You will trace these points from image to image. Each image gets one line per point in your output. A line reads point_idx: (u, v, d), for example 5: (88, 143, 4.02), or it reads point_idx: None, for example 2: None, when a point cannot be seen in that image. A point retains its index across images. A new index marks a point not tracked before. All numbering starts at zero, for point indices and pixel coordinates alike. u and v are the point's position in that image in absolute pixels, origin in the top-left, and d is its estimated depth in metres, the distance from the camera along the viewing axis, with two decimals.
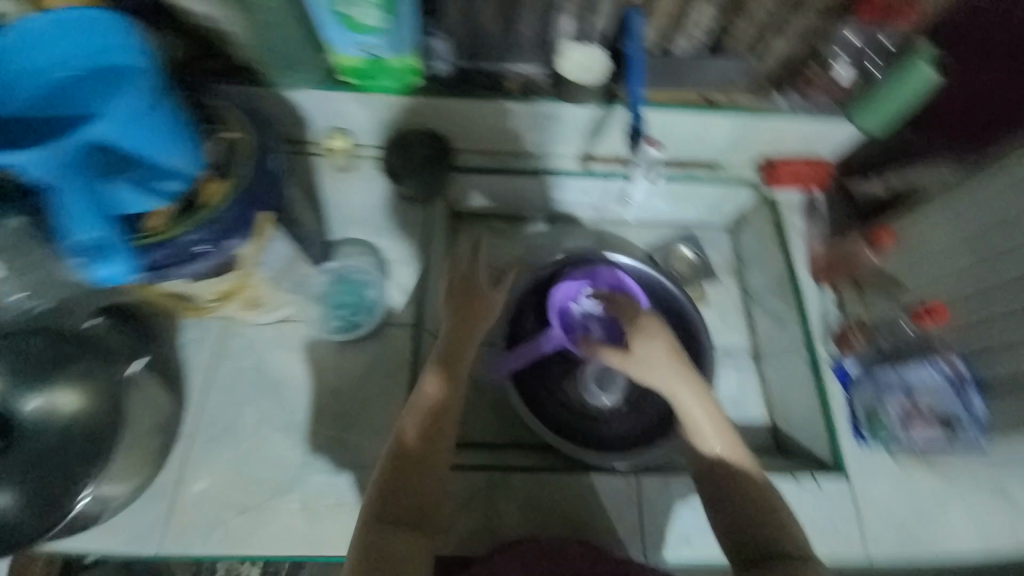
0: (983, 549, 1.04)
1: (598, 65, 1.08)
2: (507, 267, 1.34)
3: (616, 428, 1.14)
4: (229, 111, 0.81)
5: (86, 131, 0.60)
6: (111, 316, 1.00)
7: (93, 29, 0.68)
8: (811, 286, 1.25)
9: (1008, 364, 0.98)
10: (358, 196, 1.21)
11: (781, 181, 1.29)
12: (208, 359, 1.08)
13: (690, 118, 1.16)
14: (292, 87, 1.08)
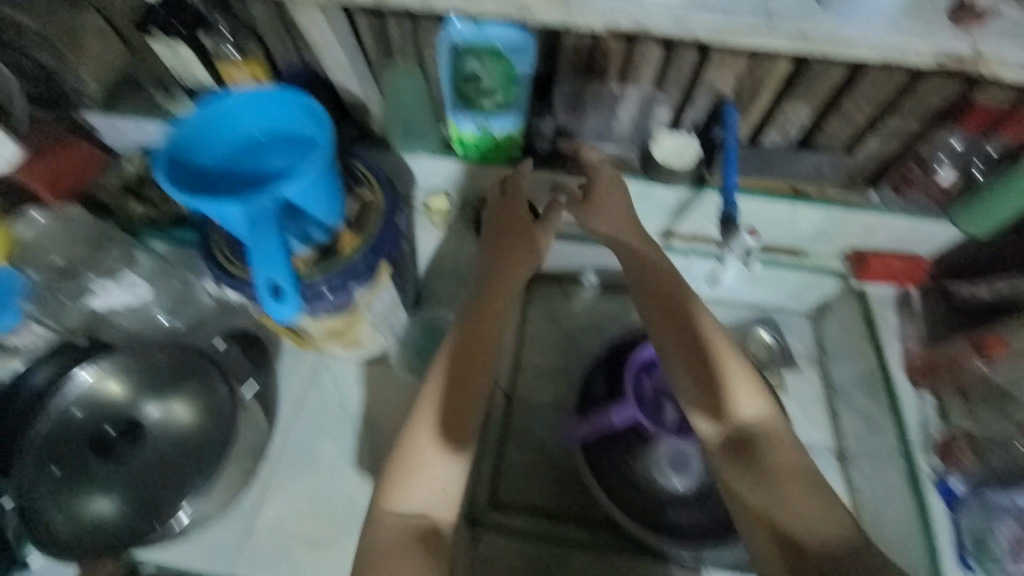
0: None
1: (690, 151, 1.16)
2: (579, 330, 1.35)
3: (678, 519, 1.07)
4: (361, 169, 0.92)
5: (282, 190, 0.71)
6: (235, 339, 1.13)
7: (285, 102, 0.78)
8: (907, 388, 1.20)
9: None
10: (450, 250, 1.31)
11: (869, 274, 1.26)
12: (298, 389, 1.15)
13: (776, 206, 1.19)
14: (408, 151, 1.20)
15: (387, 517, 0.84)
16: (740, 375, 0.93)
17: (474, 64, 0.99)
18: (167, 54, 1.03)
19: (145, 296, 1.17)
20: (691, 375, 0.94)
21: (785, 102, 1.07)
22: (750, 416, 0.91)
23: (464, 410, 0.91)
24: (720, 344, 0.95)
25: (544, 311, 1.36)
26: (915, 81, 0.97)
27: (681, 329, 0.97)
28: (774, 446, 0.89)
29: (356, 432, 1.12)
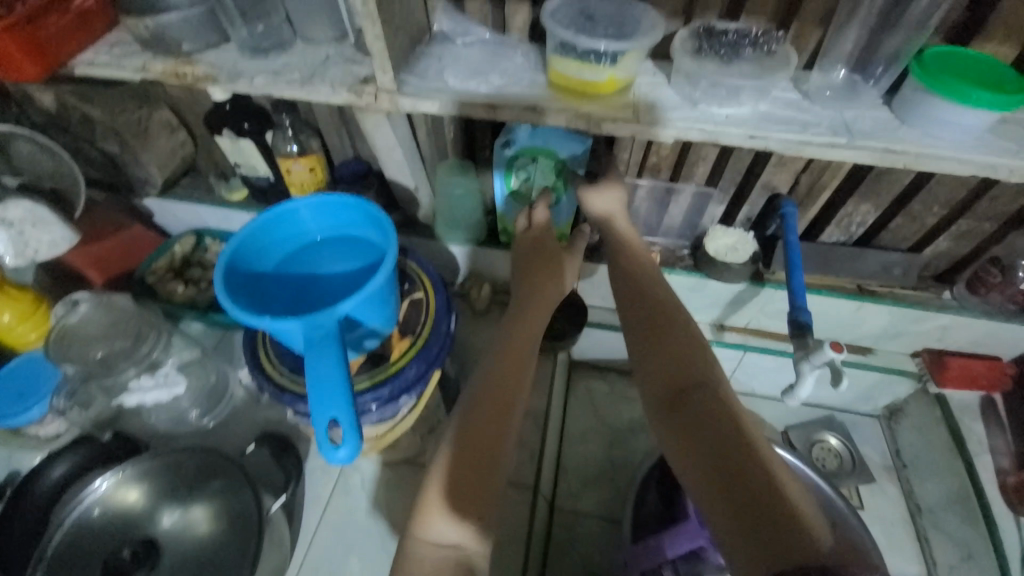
0: None
1: (746, 245, 1.10)
2: (627, 428, 1.25)
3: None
4: (416, 271, 0.93)
5: (341, 309, 0.67)
6: (265, 441, 1.04)
7: (350, 209, 0.79)
8: (1006, 516, 1.07)
9: None
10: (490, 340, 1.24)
11: (952, 379, 1.14)
12: (326, 493, 1.07)
13: (840, 303, 1.12)
14: (456, 241, 1.20)
15: (423, 548, 0.65)
16: (671, 322, 0.80)
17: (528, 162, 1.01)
18: (231, 147, 1.06)
19: (179, 391, 1.10)
20: (643, 342, 0.79)
21: (847, 202, 1.03)
22: (686, 360, 0.74)
23: (491, 414, 0.74)
24: (655, 300, 0.84)
25: (588, 406, 1.28)
26: (989, 185, 0.93)
27: (626, 297, 0.87)
28: (711, 398, 0.68)
29: (386, 548, 1.01)
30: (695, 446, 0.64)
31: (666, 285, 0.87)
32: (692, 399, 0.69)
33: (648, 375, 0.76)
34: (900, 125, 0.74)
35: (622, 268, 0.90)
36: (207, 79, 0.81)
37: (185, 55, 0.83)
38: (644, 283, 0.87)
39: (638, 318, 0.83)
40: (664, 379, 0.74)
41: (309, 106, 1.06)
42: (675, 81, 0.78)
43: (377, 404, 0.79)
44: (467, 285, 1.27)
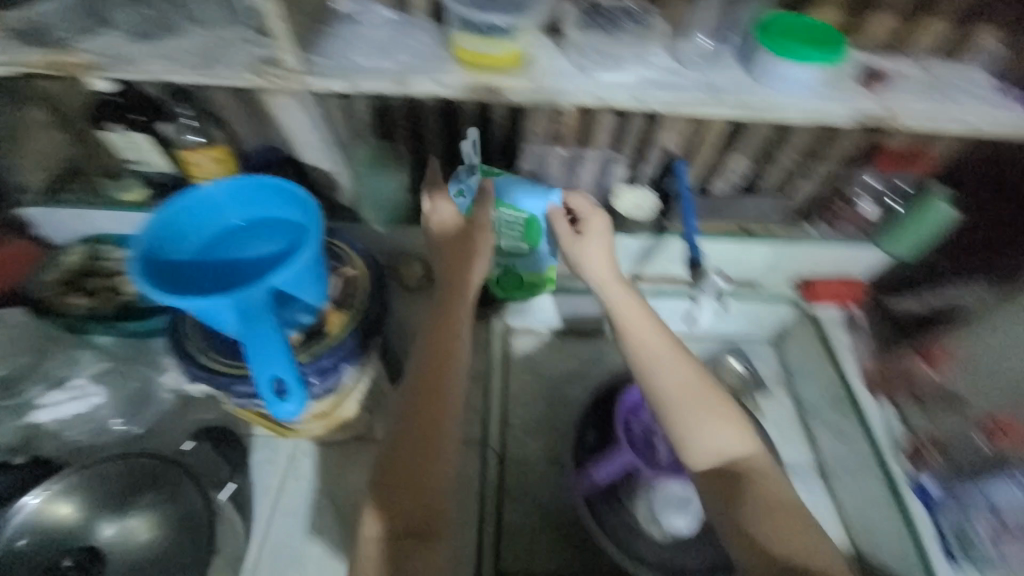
0: None
1: (647, 201, 1.23)
2: (564, 380, 1.35)
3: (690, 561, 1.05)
4: (345, 248, 0.95)
5: (274, 280, 0.70)
6: (203, 440, 1.02)
7: (270, 190, 0.80)
8: (871, 402, 1.26)
9: None
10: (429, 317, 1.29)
11: (820, 294, 1.37)
12: (277, 482, 1.07)
13: (729, 245, 1.30)
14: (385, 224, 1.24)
15: (371, 530, 0.85)
16: (691, 409, 0.93)
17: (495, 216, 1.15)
18: (123, 142, 1.02)
19: (97, 401, 1.09)
20: (705, 408, 0.93)
21: (728, 154, 1.18)
22: (727, 453, 0.91)
23: (416, 457, 0.88)
24: (675, 387, 0.94)
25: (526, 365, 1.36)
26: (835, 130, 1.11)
27: (644, 382, 0.96)
28: (729, 474, 0.90)
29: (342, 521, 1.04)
30: (777, 533, 0.84)
31: (683, 361, 0.97)
32: (715, 481, 0.90)
33: (730, 474, 0.90)
34: (756, 84, 0.87)
35: (634, 341, 0.98)
36: (91, 68, 0.78)
37: (61, 43, 0.78)
38: (657, 364, 0.96)
39: (661, 406, 0.94)
40: (711, 474, 0.91)
41: (208, 94, 1.02)
42: (569, 53, 0.87)
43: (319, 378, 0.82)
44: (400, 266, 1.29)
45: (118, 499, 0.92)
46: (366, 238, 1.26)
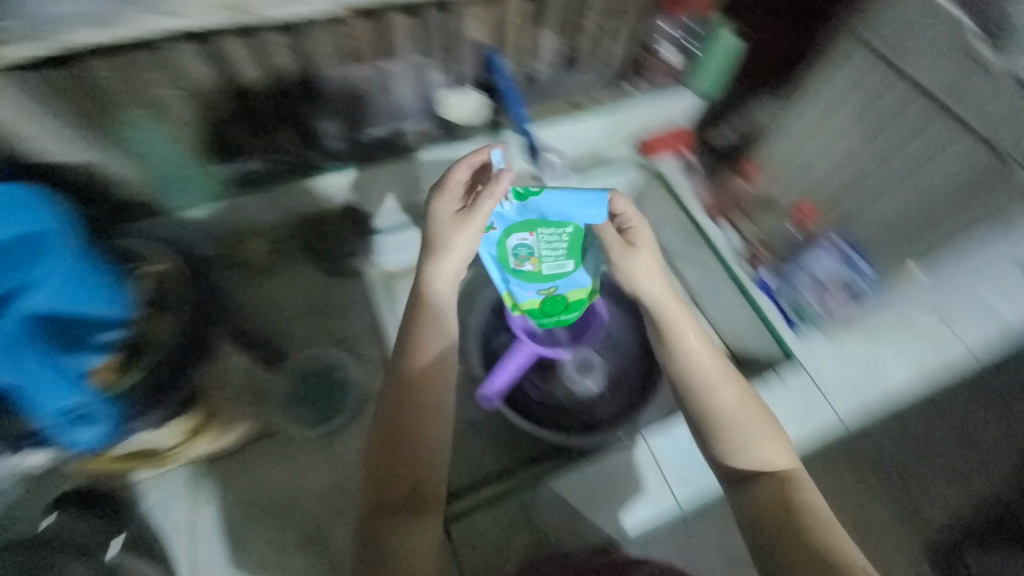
0: (917, 374, 1.15)
1: (474, 101, 1.16)
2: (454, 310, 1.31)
3: (613, 406, 1.15)
4: (144, 249, 0.98)
5: (23, 305, 0.72)
6: (65, 505, 0.91)
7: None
8: (712, 226, 1.29)
9: (873, 223, 1.10)
10: (281, 297, 1.20)
11: (655, 148, 1.36)
12: (185, 514, 1.01)
13: (562, 125, 1.28)
14: (190, 210, 1.07)
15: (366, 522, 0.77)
16: (744, 434, 0.83)
17: (527, 236, 0.89)
18: None
19: None
20: (754, 420, 0.84)
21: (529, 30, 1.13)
22: (769, 475, 0.81)
23: (420, 449, 0.79)
24: (735, 411, 0.84)
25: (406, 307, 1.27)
26: None
27: (694, 400, 0.86)
28: (776, 503, 0.78)
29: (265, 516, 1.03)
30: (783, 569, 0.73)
31: (742, 388, 0.86)
32: (759, 505, 0.79)
33: (759, 495, 0.80)
34: None
35: (683, 364, 0.88)
36: None
37: None
38: (706, 384, 0.85)
39: (706, 423, 0.84)
40: (750, 491, 0.81)
41: None
42: None
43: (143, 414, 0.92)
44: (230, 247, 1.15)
45: None
46: (191, 234, 1.10)
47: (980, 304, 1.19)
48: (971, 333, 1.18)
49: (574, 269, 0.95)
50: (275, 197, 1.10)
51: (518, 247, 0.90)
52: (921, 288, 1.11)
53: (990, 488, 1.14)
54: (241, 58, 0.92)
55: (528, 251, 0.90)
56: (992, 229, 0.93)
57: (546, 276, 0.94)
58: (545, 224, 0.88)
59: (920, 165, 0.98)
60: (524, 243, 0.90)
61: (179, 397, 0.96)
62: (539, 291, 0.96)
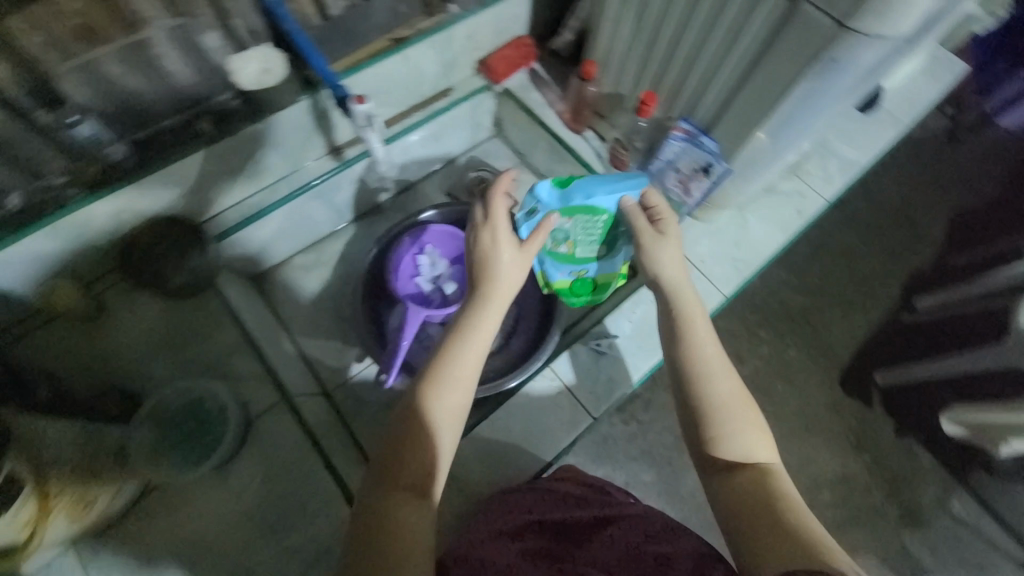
0: (794, 225, 0.85)
1: (268, 60, 0.66)
2: (347, 292, 0.87)
3: (516, 348, 0.79)
4: None
5: None
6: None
7: None
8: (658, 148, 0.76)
9: (714, 83, 0.66)
10: (134, 330, 0.70)
11: (505, 70, 0.88)
12: None
13: (381, 66, 0.72)
14: (71, 198, 0.61)
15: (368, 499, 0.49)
16: (737, 417, 0.52)
17: (565, 221, 0.65)
18: None
19: None
20: (731, 395, 0.54)
21: (426, 19, 0.76)
22: (753, 468, 0.50)
23: (442, 432, 0.52)
24: (731, 394, 0.53)
25: (305, 296, 0.87)
26: None
27: (681, 375, 0.55)
28: (757, 500, 0.48)
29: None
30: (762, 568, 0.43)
31: (736, 372, 0.55)
32: (738, 500, 0.48)
33: (738, 487, 0.49)
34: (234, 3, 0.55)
35: (674, 331, 0.58)
36: None
37: None
38: (703, 356, 0.55)
39: (694, 407, 0.53)
40: (720, 484, 0.50)
41: None
42: None
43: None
44: (42, 297, 0.66)
45: None
46: (37, 276, 0.65)
47: (821, 149, 0.92)
48: (824, 180, 0.90)
49: (608, 244, 0.68)
50: (213, 181, 0.71)
51: (558, 232, 0.66)
52: (777, 137, 0.68)
53: (872, 344, 1.21)
54: (171, 60, 0.62)
55: (571, 234, 0.66)
56: (828, 63, 0.54)
57: (577, 259, 0.70)
58: (590, 210, 0.63)
59: (789, 71, 0.57)
60: (562, 228, 0.66)
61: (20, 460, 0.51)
62: (573, 271, 0.72)
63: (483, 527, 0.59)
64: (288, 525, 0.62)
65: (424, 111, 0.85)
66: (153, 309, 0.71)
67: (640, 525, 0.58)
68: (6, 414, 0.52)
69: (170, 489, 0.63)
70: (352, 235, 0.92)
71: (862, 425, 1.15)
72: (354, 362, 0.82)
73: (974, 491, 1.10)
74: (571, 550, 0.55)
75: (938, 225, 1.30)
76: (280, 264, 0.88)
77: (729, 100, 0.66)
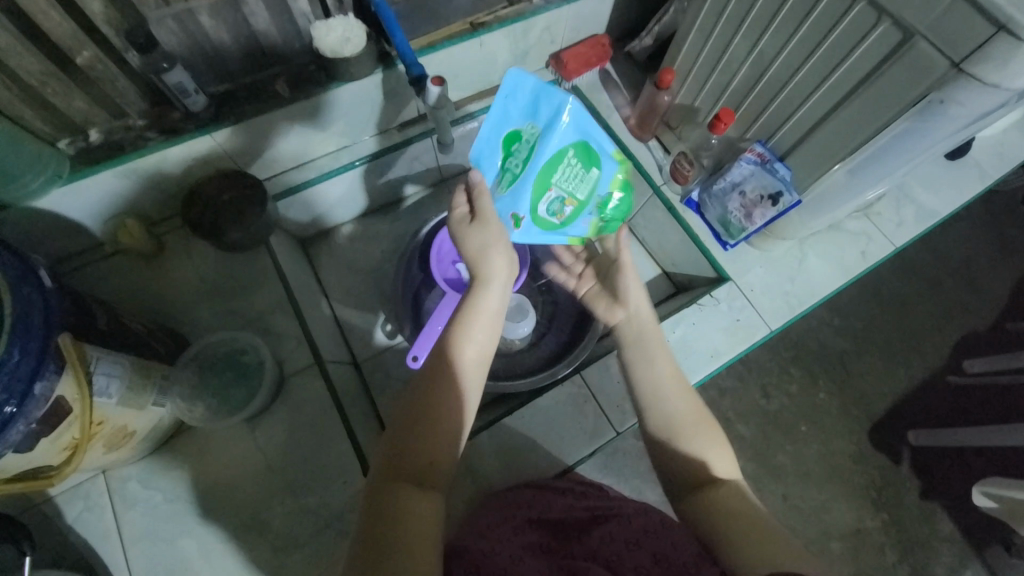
0: (855, 265, 0.81)
1: (345, 30, 0.65)
2: (387, 266, 0.89)
3: (549, 347, 0.81)
4: None
5: None
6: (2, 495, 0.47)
7: None
8: (726, 169, 0.74)
9: (799, 109, 0.63)
10: (189, 275, 0.73)
11: (578, 67, 0.84)
12: (112, 533, 0.61)
13: (458, 49, 0.72)
14: (150, 141, 0.64)
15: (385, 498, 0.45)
16: (700, 434, 0.52)
17: (547, 190, 0.55)
18: None
19: None
20: (692, 418, 0.53)
21: (509, 7, 0.75)
22: (728, 483, 0.50)
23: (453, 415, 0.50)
24: (692, 414, 0.53)
25: (347, 263, 0.89)
26: None
27: (642, 408, 0.54)
28: (738, 511, 0.47)
29: (219, 525, 0.62)
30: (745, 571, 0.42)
31: (694, 389, 0.55)
32: (718, 516, 0.47)
33: (715, 502, 0.48)
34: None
35: (642, 357, 0.56)
36: None
37: None
38: (664, 380, 0.54)
39: (658, 436, 0.52)
40: (697, 503, 0.49)
41: None
42: None
43: (42, 380, 0.43)
44: (110, 232, 0.70)
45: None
46: (107, 211, 0.68)
47: (898, 191, 0.88)
48: (896, 226, 0.85)
49: (601, 163, 0.56)
50: (281, 143, 0.73)
51: (550, 203, 0.55)
52: (857, 177, 0.64)
53: (910, 400, 1.15)
54: (262, 20, 0.64)
55: (561, 193, 0.55)
56: (934, 104, 0.50)
57: (586, 202, 0.57)
58: (554, 162, 0.53)
59: (890, 106, 0.54)
60: (551, 198, 0.55)
61: (81, 398, 0.47)
62: (590, 211, 0.58)
63: (485, 522, 0.58)
64: (301, 482, 0.64)
65: (491, 98, 0.84)
66: (209, 257, 0.74)
67: (642, 521, 0.54)
68: (77, 347, 0.47)
69: (202, 430, 0.66)
70: (400, 211, 0.93)
71: (885, 483, 1.10)
72: (385, 336, 0.84)
73: (991, 569, 1.05)
74: (570, 546, 0.53)
75: (1005, 288, 1.22)
76: (330, 230, 0.90)
77: (814, 127, 0.63)
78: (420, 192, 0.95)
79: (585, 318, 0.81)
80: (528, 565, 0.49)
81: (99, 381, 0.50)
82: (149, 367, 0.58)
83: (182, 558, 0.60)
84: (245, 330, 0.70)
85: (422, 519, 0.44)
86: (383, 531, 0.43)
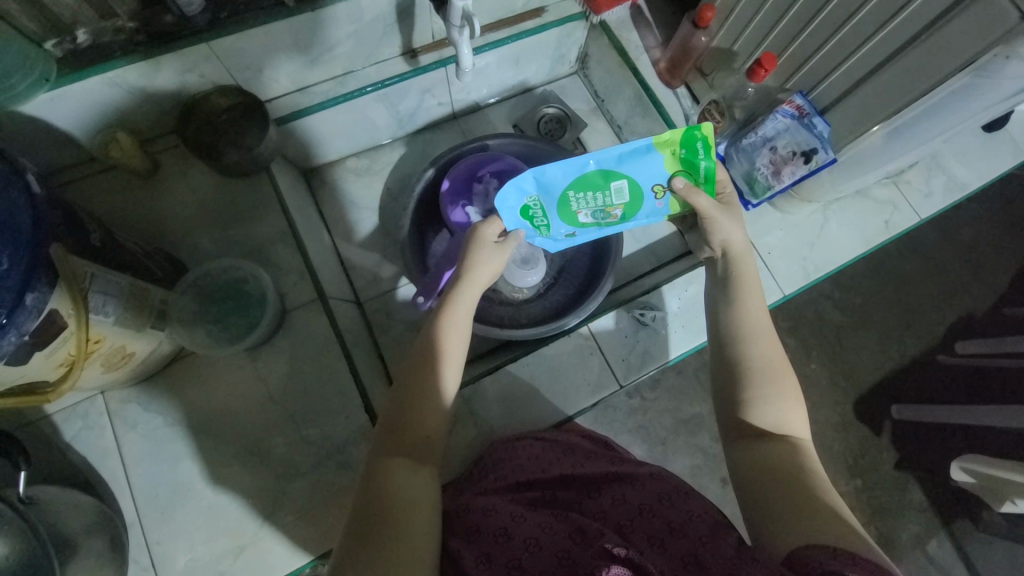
0: (877, 233, 0.79)
1: None
2: (391, 203, 0.86)
3: (554, 299, 0.79)
4: None
5: None
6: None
7: None
8: (746, 129, 0.71)
9: (857, 55, 0.58)
10: (185, 199, 0.70)
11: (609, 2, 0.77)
12: (109, 453, 0.61)
13: None
14: (139, 46, 0.58)
15: (386, 462, 0.44)
16: (771, 387, 0.49)
17: (580, 215, 0.59)
18: None
19: None
20: (759, 377, 0.50)
21: None
22: (782, 439, 0.48)
23: (428, 401, 0.47)
24: (769, 362, 0.51)
25: (350, 197, 0.85)
26: None
27: (721, 338, 0.53)
28: (781, 469, 0.45)
29: (216, 451, 0.62)
30: (776, 533, 0.42)
31: (779, 342, 0.52)
32: (758, 467, 0.46)
33: (762, 453, 0.47)
34: None
35: (727, 292, 0.55)
36: None
37: None
38: (746, 322, 0.53)
39: (725, 371, 0.51)
40: (743, 449, 0.48)
41: None
42: None
43: (33, 291, 0.41)
44: (100, 147, 0.66)
45: (106, 494, 0.59)
46: (96, 122, 0.64)
47: (930, 160, 0.84)
48: (924, 196, 0.82)
49: (618, 172, 0.57)
50: (285, 61, 0.67)
51: (593, 215, 0.59)
52: (895, 141, 0.61)
53: (901, 375, 1.16)
54: None
55: (596, 206, 0.59)
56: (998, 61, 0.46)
57: (635, 192, 0.57)
58: (565, 200, 0.58)
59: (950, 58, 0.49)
60: (590, 208, 0.59)
61: (73, 313, 0.45)
62: (653, 194, 0.57)
63: (487, 484, 0.57)
64: (299, 413, 0.64)
65: (514, 27, 0.78)
66: (206, 181, 0.71)
67: (656, 486, 0.52)
68: (67, 258, 0.44)
69: (198, 360, 0.66)
70: (409, 147, 0.89)
71: (864, 450, 1.13)
72: (389, 277, 0.82)
73: (954, 537, 1.09)
74: (578, 500, 0.52)
75: (1011, 272, 1.21)
76: (334, 161, 0.86)
77: (865, 77, 0.59)
78: (429, 127, 0.90)
79: (594, 270, 0.79)
80: (533, 520, 0.48)
81: (95, 299, 0.48)
82: (144, 289, 0.56)
83: (182, 481, 0.61)
84: (243, 259, 0.68)
85: (417, 490, 0.43)
86: (376, 506, 0.41)
